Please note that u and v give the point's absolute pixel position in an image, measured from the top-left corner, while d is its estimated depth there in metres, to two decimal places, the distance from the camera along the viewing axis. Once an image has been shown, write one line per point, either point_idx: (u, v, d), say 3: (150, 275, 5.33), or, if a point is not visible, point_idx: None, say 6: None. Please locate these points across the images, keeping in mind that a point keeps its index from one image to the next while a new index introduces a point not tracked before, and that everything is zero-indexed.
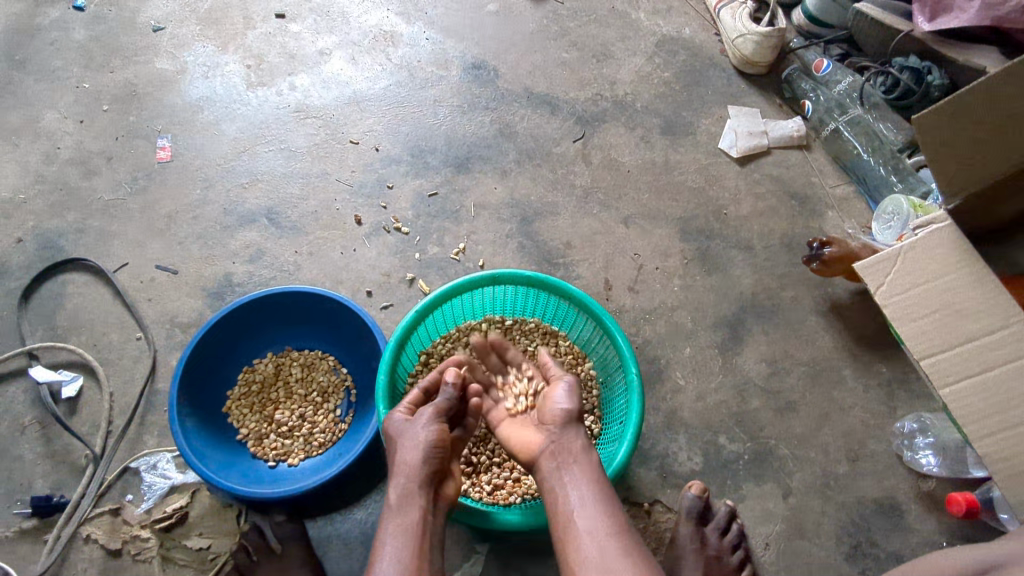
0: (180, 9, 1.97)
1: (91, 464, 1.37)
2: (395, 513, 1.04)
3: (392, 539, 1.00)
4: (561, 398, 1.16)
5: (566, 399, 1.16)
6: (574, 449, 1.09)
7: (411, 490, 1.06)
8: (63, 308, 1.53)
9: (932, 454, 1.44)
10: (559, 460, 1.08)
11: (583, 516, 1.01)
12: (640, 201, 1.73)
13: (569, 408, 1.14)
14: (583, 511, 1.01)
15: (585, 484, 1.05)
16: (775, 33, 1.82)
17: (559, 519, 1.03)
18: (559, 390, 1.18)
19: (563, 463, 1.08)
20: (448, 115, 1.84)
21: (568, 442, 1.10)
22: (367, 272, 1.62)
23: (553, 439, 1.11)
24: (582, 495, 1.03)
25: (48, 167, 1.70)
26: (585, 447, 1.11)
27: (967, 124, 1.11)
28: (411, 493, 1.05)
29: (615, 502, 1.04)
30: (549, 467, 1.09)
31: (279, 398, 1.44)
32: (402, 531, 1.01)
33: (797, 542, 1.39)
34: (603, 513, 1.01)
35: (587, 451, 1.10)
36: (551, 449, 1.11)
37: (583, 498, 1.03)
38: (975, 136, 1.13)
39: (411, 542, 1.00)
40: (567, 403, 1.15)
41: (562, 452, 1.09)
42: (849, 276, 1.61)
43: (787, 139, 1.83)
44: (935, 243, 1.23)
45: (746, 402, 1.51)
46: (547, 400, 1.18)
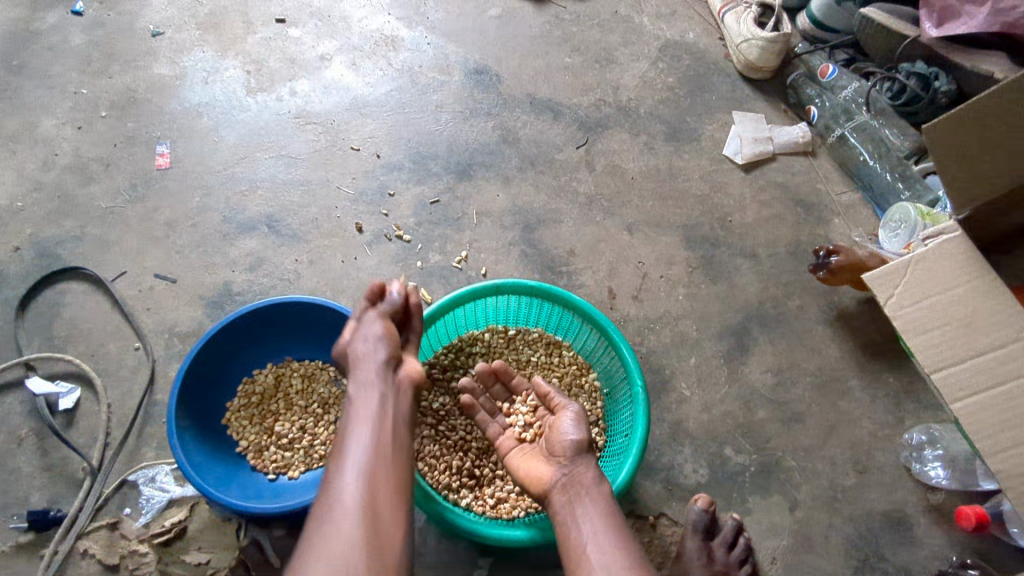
0: (178, 14, 1.95)
1: (89, 476, 1.35)
2: (358, 403, 1.08)
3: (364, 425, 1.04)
4: (569, 430, 1.16)
5: (575, 431, 1.15)
6: (586, 482, 1.09)
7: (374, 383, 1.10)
8: (61, 317, 1.51)
9: (941, 467, 1.43)
10: (570, 492, 1.08)
11: (593, 545, 1.00)
12: (644, 208, 1.71)
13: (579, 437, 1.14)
14: (593, 540, 1.00)
15: (597, 516, 1.04)
16: (780, 38, 1.80)
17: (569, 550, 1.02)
18: (567, 419, 1.18)
19: (574, 495, 1.07)
20: (450, 121, 1.82)
21: (579, 475, 1.10)
22: (368, 280, 1.60)
23: (563, 472, 1.11)
24: (594, 524, 1.03)
25: (45, 174, 1.68)
26: (596, 479, 1.10)
27: (977, 137, 1.11)
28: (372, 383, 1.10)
29: (629, 534, 1.03)
30: (559, 498, 1.08)
31: (279, 410, 1.42)
32: (368, 415, 1.05)
33: (804, 556, 1.37)
34: (615, 542, 1.00)
35: (599, 483, 1.09)
36: (561, 481, 1.10)
37: (594, 528, 1.02)
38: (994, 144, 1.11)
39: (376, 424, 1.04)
40: (576, 434, 1.14)
41: (572, 483, 1.09)
42: (856, 285, 1.59)
43: (792, 145, 1.81)
44: (944, 254, 1.22)
45: (752, 413, 1.49)
46: (554, 431, 1.18)
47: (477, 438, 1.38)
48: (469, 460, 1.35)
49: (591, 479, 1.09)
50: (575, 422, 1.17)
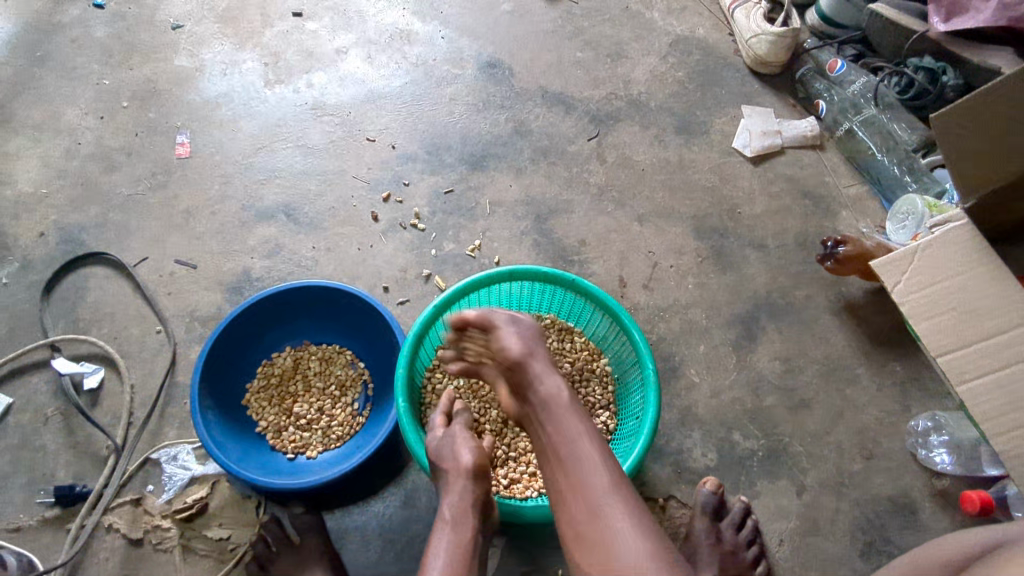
0: (198, 8, 1.99)
1: (114, 454, 1.38)
2: (450, 527, 1.09)
3: (442, 550, 1.06)
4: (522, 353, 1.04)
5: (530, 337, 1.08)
6: (556, 401, 0.98)
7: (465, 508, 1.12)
8: (85, 301, 1.55)
9: (946, 453, 1.45)
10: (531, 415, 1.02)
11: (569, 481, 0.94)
12: (654, 200, 1.74)
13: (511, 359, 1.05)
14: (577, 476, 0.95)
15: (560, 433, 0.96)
16: (789, 33, 1.83)
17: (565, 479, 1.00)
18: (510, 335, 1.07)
19: (545, 419, 0.98)
20: (464, 113, 1.85)
21: (544, 392, 1.00)
22: (384, 267, 1.63)
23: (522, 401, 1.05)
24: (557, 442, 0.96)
25: (69, 162, 1.72)
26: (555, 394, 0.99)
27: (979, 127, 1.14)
28: (461, 509, 1.11)
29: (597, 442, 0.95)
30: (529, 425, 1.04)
31: (296, 392, 1.45)
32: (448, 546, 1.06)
33: (811, 539, 1.39)
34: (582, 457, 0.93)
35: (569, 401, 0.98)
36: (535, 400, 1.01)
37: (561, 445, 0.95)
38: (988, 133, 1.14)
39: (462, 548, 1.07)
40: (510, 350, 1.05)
41: (543, 405, 0.99)
42: (863, 275, 1.61)
43: (801, 139, 1.84)
44: (950, 243, 1.24)
45: (760, 400, 1.52)
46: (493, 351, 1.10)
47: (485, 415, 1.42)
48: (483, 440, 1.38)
49: (564, 398, 0.99)
50: (529, 330, 1.09)
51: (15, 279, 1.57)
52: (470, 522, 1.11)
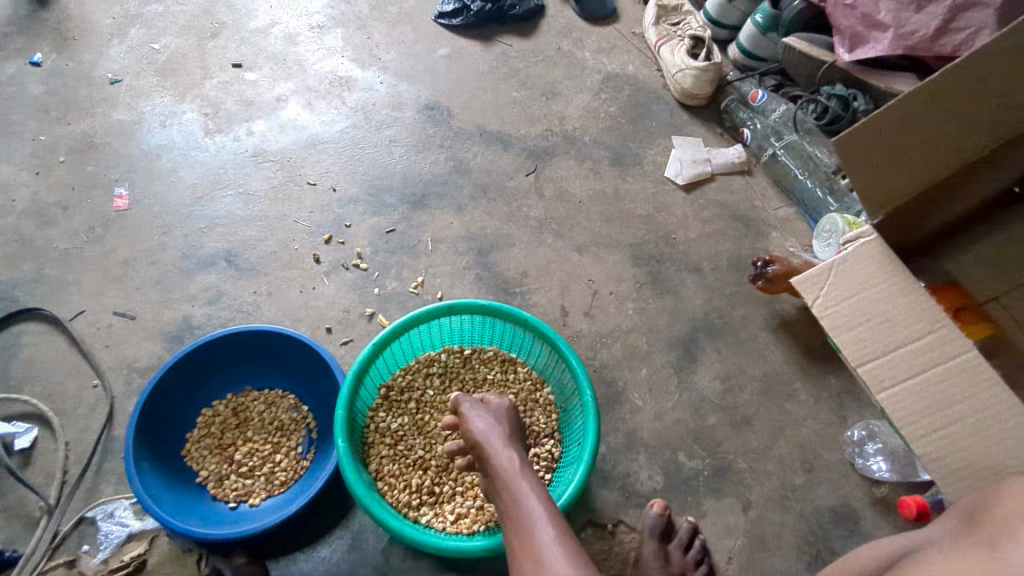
0: (137, 62, 2.01)
1: (45, 515, 1.34)
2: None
3: None
4: (485, 431, 1.18)
5: (495, 418, 1.23)
6: (510, 471, 1.11)
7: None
8: (17, 359, 1.52)
9: (883, 460, 1.49)
10: None
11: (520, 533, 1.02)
12: (592, 229, 1.79)
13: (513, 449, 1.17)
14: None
15: None
16: (711, 67, 1.93)
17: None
18: (479, 420, 1.21)
19: (502, 484, 1.10)
20: (404, 154, 1.89)
21: (501, 463, 1.13)
22: (326, 308, 1.63)
23: None
24: None
25: (3, 219, 1.70)
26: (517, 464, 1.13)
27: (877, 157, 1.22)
28: None
29: None
30: None
31: (238, 439, 1.43)
32: None
33: (759, 554, 1.41)
34: None
35: (522, 469, 1.11)
36: (491, 468, 1.14)
37: None
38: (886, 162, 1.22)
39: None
40: None
41: (500, 474, 1.11)
42: (793, 292, 1.68)
43: (729, 165, 1.92)
44: (862, 257, 1.31)
45: (703, 420, 1.54)
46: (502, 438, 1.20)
47: (430, 451, 1.41)
48: (429, 478, 1.38)
49: (513, 469, 1.11)
50: (497, 411, 1.25)
51: None
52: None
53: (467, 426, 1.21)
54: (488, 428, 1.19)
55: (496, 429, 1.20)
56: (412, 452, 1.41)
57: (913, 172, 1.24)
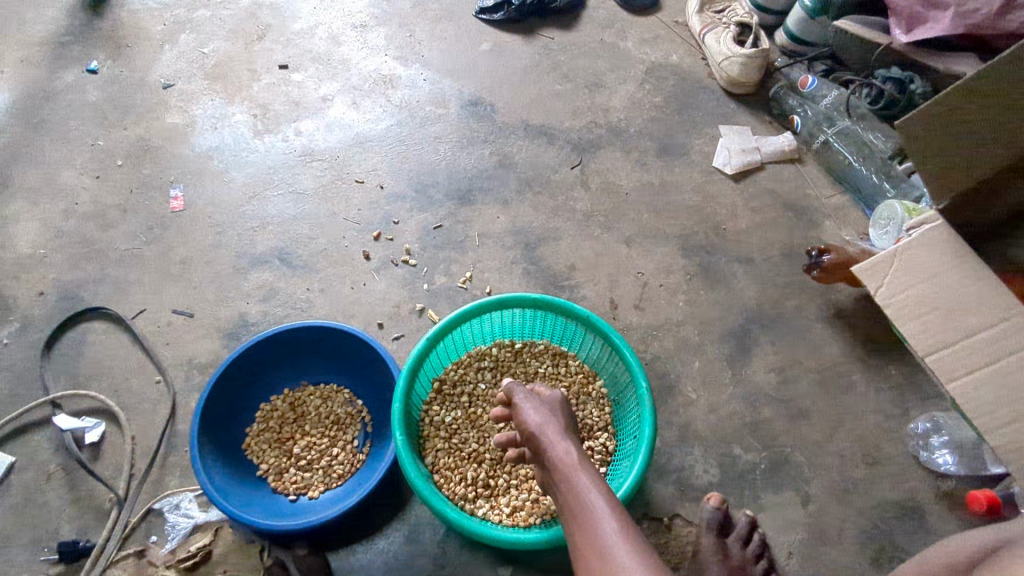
0: (187, 67, 2.06)
1: (116, 506, 1.39)
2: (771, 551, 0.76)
3: None
4: (541, 424, 1.15)
5: (549, 409, 1.19)
6: (567, 464, 1.08)
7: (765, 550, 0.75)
8: (84, 356, 1.57)
9: (949, 453, 1.45)
10: None
11: (583, 529, 0.99)
12: (640, 222, 1.78)
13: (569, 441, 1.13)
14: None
15: None
16: (759, 54, 1.89)
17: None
18: (534, 412, 1.17)
19: (561, 477, 1.07)
20: (449, 150, 1.90)
21: (558, 456, 1.10)
22: (377, 304, 1.65)
23: None
24: None
25: (66, 222, 1.76)
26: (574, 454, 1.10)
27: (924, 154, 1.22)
28: None
29: None
30: None
31: (296, 433, 1.46)
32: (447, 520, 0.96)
33: (821, 549, 1.37)
34: None
35: (581, 461, 1.08)
36: (548, 461, 1.11)
37: None
38: (937, 156, 1.21)
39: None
40: None
41: (557, 466, 1.08)
42: (850, 282, 1.63)
43: (779, 154, 1.88)
44: (929, 242, 1.27)
45: (759, 413, 1.52)
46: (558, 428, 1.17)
47: (484, 445, 1.42)
48: (484, 471, 1.39)
49: (572, 461, 1.08)
50: (551, 402, 1.21)
51: (16, 339, 1.59)
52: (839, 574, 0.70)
53: (521, 418, 1.18)
54: (542, 420, 1.15)
55: (552, 421, 1.16)
56: (467, 445, 1.42)
57: (999, 150, 1.18)
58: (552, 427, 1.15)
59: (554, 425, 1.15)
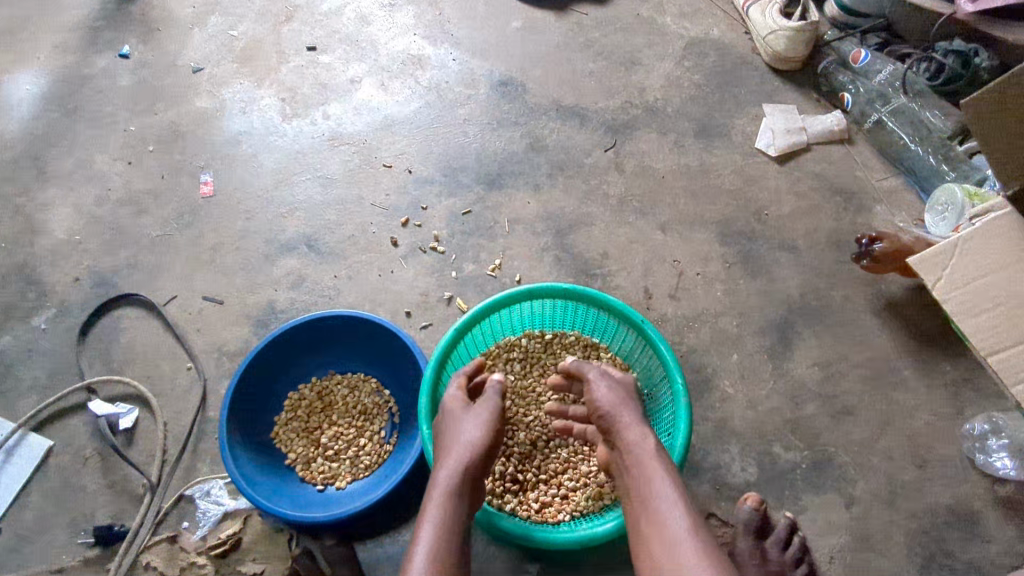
0: (217, 50, 2.05)
1: (149, 492, 1.40)
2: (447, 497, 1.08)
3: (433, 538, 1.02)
4: (616, 404, 1.12)
5: (624, 393, 1.15)
6: (642, 449, 1.04)
7: (462, 482, 1.11)
8: (118, 342, 1.59)
9: (1008, 457, 1.36)
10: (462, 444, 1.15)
11: (648, 517, 0.95)
12: (677, 207, 1.70)
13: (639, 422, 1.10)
14: (457, 500, 1.09)
15: None
16: (807, 27, 1.78)
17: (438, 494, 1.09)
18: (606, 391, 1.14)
19: (631, 461, 1.03)
20: (478, 132, 1.85)
21: (632, 440, 1.06)
22: (405, 292, 1.62)
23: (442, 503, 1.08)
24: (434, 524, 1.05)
25: (100, 208, 1.77)
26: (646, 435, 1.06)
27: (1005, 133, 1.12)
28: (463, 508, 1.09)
29: None
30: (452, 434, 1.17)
31: (323, 423, 1.45)
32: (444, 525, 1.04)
33: (864, 554, 1.31)
34: None
35: (656, 449, 1.03)
36: (621, 443, 1.07)
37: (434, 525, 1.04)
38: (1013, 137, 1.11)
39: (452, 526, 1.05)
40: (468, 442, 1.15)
41: (629, 450, 1.05)
42: (904, 272, 1.54)
43: (827, 134, 1.77)
44: (996, 231, 1.27)
45: (800, 409, 1.45)
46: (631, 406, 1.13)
47: (511, 438, 1.39)
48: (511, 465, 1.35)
49: (648, 446, 1.04)
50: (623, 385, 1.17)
51: (54, 324, 1.62)
52: (467, 498, 1.10)
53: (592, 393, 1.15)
54: (618, 402, 1.12)
55: (627, 404, 1.13)
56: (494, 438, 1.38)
57: None
58: (622, 407, 1.12)
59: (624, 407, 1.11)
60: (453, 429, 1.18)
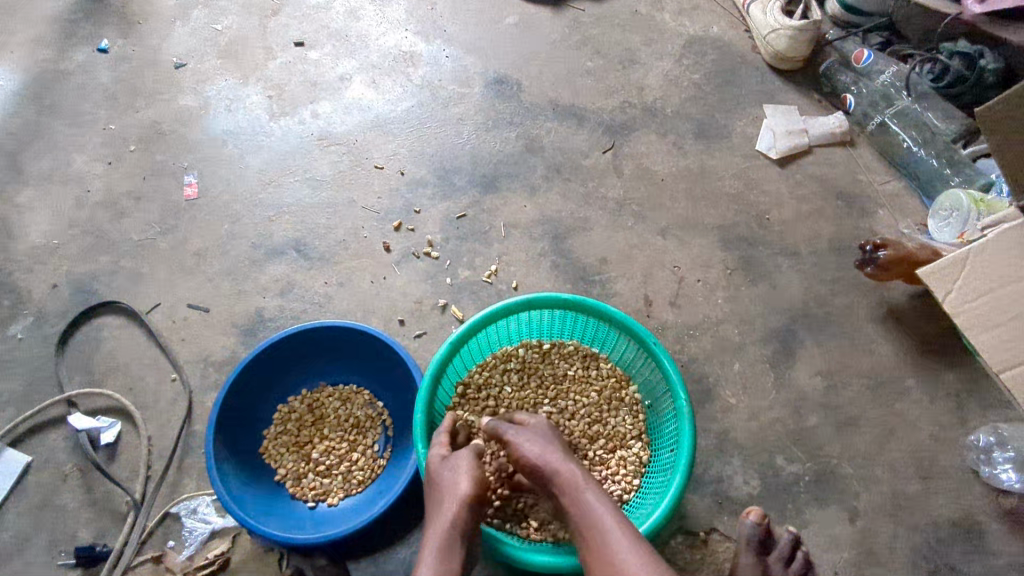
0: (200, 44, 1.97)
1: (132, 510, 1.35)
2: (437, 556, 1.05)
3: None
4: (542, 452, 1.10)
5: (546, 438, 1.13)
6: (574, 484, 1.05)
7: (450, 537, 1.07)
8: (99, 352, 1.53)
9: (1012, 470, 1.34)
10: (449, 468, 1.11)
11: (599, 547, 0.97)
12: (677, 211, 1.66)
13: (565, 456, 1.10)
14: (449, 557, 1.05)
15: None
16: (810, 26, 1.74)
17: (426, 558, 1.05)
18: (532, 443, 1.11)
19: (569, 497, 1.05)
20: (473, 133, 1.79)
21: (565, 478, 1.07)
22: (398, 299, 1.57)
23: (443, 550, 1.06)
24: None
25: (79, 211, 1.70)
26: (579, 475, 1.06)
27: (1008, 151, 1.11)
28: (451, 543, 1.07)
29: None
30: (439, 464, 1.13)
31: (314, 437, 1.40)
32: None
33: (868, 569, 1.29)
34: None
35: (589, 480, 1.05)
36: (555, 486, 1.07)
37: None
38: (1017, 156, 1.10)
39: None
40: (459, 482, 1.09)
41: (566, 488, 1.05)
42: (909, 280, 1.50)
43: (828, 136, 1.74)
44: (1009, 242, 1.23)
45: (803, 420, 1.42)
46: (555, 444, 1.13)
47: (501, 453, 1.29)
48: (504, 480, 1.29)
49: (580, 479, 1.06)
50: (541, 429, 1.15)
51: (31, 333, 1.55)
52: (459, 550, 1.07)
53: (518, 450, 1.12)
54: (544, 448, 1.10)
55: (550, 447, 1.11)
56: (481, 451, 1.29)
57: None
58: (550, 452, 1.10)
59: (551, 450, 1.10)
60: (435, 477, 1.12)
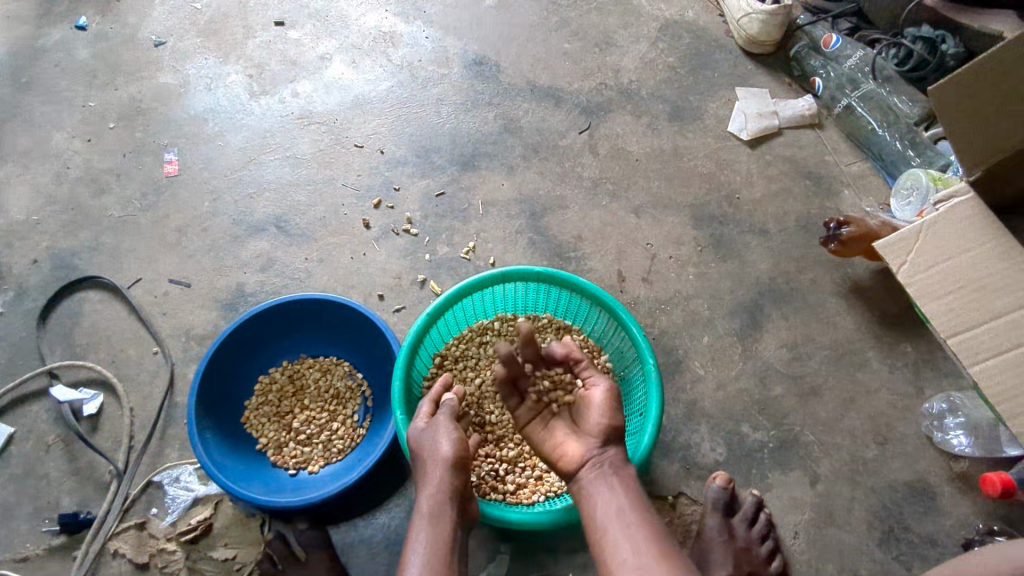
0: (179, 23, 1.97)
1: (116, 479, 1.38)
2: (429, 521, 1.08)
3: (422, 557, 1.05)
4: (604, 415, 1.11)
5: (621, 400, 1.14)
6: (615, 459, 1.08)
7: (440, 499, 1.10)
8: (81, 326, 1.54)
9: (964, 435, 1.41)
10: (432, 434, 1.14)
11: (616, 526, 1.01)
12: (651, 189, 1.71)
13: (610, 419, 1.11)
14: (442, 522, 1.09)
15: None
16: (781, 10, 1.78)
17: (419, 520, 1.09)
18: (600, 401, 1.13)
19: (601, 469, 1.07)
20: (452, 113, 1.82)
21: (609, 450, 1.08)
22: (378, 275, 1.61)
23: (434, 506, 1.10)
24: (422, 542, 1.07)
25: (59, 187, 1.71)
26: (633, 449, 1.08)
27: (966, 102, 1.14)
28: (441, 504, 1.10)
29: None
30: (421, 429, 1.16)
31: (295, 407, 1.44)
32: (434, 543, 1.06)
33: (828, 530, 1.35)
34: None
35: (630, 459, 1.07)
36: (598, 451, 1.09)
37: (420, 550, 1.06)
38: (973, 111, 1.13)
39: (439, 550, 1.06)
40: (444, 445, 1.12)
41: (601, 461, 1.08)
42: (870, 256, 1.57)
43: (798, 119, 1.79)
44: (958, 218, 1.31)
45: (768, 389, 1.48)
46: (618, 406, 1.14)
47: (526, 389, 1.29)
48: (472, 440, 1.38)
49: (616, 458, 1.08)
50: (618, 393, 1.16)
51: (12, 307, 1.56)
52: (449, 511, 1.10)
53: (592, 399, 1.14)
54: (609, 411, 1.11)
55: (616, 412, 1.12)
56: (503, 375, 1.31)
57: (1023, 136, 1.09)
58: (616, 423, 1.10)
59: (620, 426, 1.11)
60: (416, 446, 1.14)
